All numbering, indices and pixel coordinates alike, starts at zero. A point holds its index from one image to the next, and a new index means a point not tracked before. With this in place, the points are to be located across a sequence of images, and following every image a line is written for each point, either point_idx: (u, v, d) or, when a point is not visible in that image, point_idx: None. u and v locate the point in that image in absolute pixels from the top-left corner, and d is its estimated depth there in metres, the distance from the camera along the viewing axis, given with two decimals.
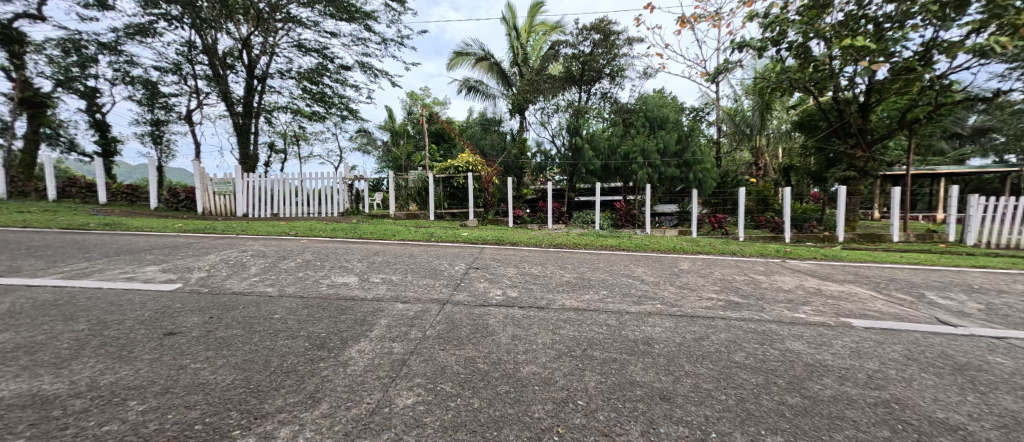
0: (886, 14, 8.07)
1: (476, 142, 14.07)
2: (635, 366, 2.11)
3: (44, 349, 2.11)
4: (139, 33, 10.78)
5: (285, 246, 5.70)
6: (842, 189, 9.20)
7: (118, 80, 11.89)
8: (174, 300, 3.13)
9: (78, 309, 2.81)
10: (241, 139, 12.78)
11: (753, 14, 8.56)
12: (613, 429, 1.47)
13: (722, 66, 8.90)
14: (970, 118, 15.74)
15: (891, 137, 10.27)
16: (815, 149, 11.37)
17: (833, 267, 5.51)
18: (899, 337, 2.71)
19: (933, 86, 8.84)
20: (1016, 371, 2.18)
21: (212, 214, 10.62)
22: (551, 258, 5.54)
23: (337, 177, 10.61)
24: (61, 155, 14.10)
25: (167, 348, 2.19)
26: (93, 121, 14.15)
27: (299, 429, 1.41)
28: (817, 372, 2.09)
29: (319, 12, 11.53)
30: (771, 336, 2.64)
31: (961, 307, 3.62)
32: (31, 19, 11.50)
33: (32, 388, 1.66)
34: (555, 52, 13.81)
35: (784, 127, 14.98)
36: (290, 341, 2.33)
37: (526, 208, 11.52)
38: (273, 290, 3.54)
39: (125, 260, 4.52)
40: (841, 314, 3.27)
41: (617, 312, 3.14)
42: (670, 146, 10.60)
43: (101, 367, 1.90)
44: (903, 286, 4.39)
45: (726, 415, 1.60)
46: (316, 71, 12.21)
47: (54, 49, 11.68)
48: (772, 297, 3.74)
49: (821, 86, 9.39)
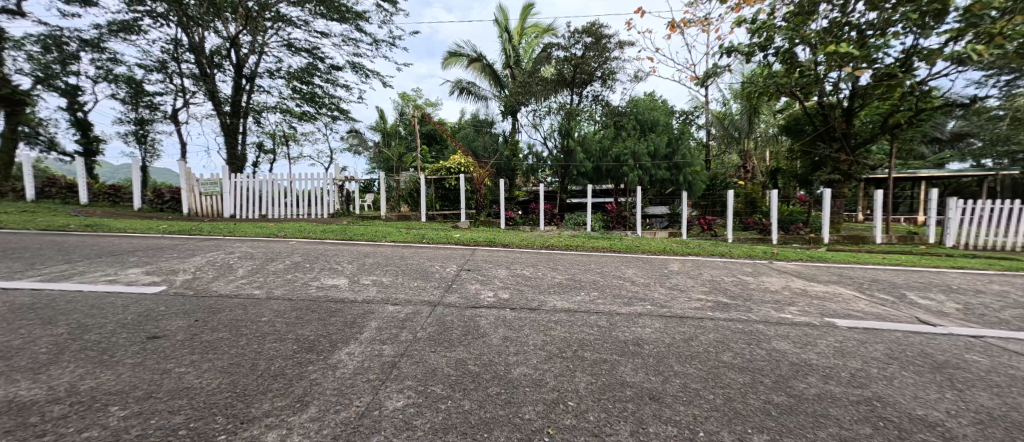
0: (869, 22, 8.28)
1: (468, 143, 14.21)
2: (626, 366, 2.13)
3: (20, 354, 2.04)
4: (123, 31, 10.55)
5: (273, 248, 5.61)
6: (828, 193, 9.33)
7: (100, 78, 11.58)
8: (158, 303, 3.06)
9: (56, 313, 2.72)
10: (228, 139, 12.57)
11: (741, 20, 8.69)
12: (603, 429, 1.49)
13: (710, 71, 9.04)
14: (949, 124, 16.16)
15: (874, 141, 10.55)
16: (802, 152, 11.75)
17: (818, 268, 5.65)
18: (880, 336, 2.78)
19: (914, 92, 9.05)
20: (991, 369, 2.25)
21: (199, 215, 10.37)
22: (543, 259, 5.57)
23: (327, 178, 10.49)
24: (41, 154, 13.67)
25: (149, 352, 2.14)
26: (75, 120, 13.78)
27: (286, 432, 1.39)
28: (802, 371, 2.13)
29: (309, 11, 11.37)
30: (758, 336, 2.69)
31: (940, 307, 3.73)
32: (10, 15, 11.15)
33: (8, 394, 1.60)
34: (548, 54, 13.91)
35: (771, 130, 15.57)
36: (277, 344, 2.30)
37: (519, 210, 11.38)
38: (261, 292, 3.48)
39: (106, 263, 4.39)
40: (825, 314, 3.33)
41: (607, 313, 3.17)
42: (660, 149, 10.87)
43: (81, 373, 1.84)
44: (886, 287, 4.50)
45: (714, 414, 1.62)
46: (306, 71, 12.08)
47: (33, 45, 11.32)
48: (760, 298, 3.80)
49: (807, 91, 9.60)
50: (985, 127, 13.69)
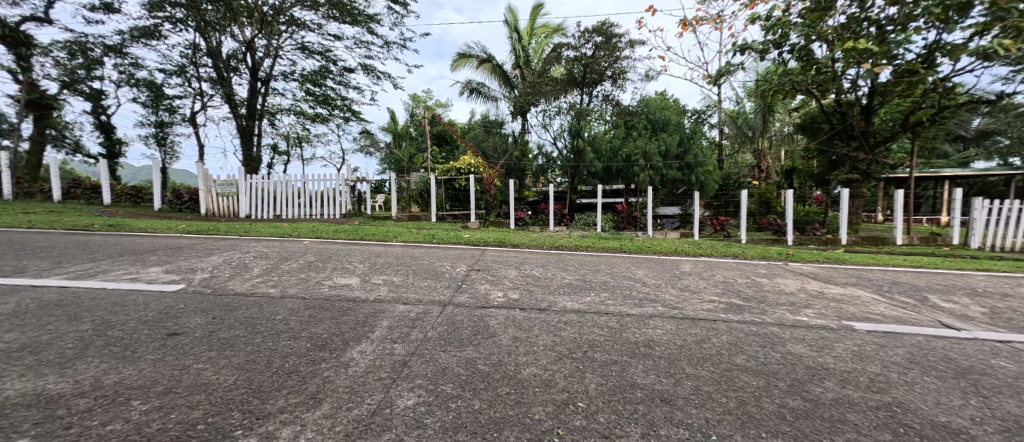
0: (888, 17, 8.05)
1: (478, 144, 14.30)
2: (637, 368, 2.11)
3: (48, 349, 2.12)
4: (144, 36, 10.87)
5: (287, 248, 5.71)
6: (845, 191, 9.02)
7: (123, 82, 11.97)
8: (178, 301, 3.16)
9: (82, 310, 2.83)
10: (244, 141, 12.87)
11: (754, 17, 8.56)
12: (613, 431, 1.48)
13: (723, 69, 8.89)
14: (975, 121, 15.56)
15: (895, 140, 10.23)
16: (818, 151, 11.52)
17: (835, 270, 5.50)
18: (900, 340, 2.70)
19: (936, 89, 8.74)
20: (1020, 375, 2.16)
21: (216, 215, 10.65)
22: (552, 260, 5.55)
23: (338, 179, 10.64)
24: (66, 156, 14.20)
25: (169, 348, 2.20)
26: (99, 123, 14.28)
27: (300, 429, 1.42)
28: (818, 375, 2.08)
29: (322, 15, 11.56)
30: (772, 339, 2.63)
31: (964, 311, 3.59)
32: (39, 22, 11.62)
33: (36, 388, 1.67)
34: (558, 54, 13.87)
35: (786, 129, 15.25)
36: (291, 342, 2.35)
37: (528, 210, 11.40)
38: (275, 291, 3.55)
39: (128, 261, 4.54)
40: (843, 317, 3.25)
41: (618, 314, 3.14)
42: (672, 149, 10.71)
43: (104, 368, 1.91)
44: (906, 290, 4.37)
45: (727, 417, 1.59)
46: (319, 73, 12.29)
47: (60, 52, 11.79)
48: (774, 300, 3.72)
49: (823, 88, 9.39)
50: (1013, 124, 13.18)
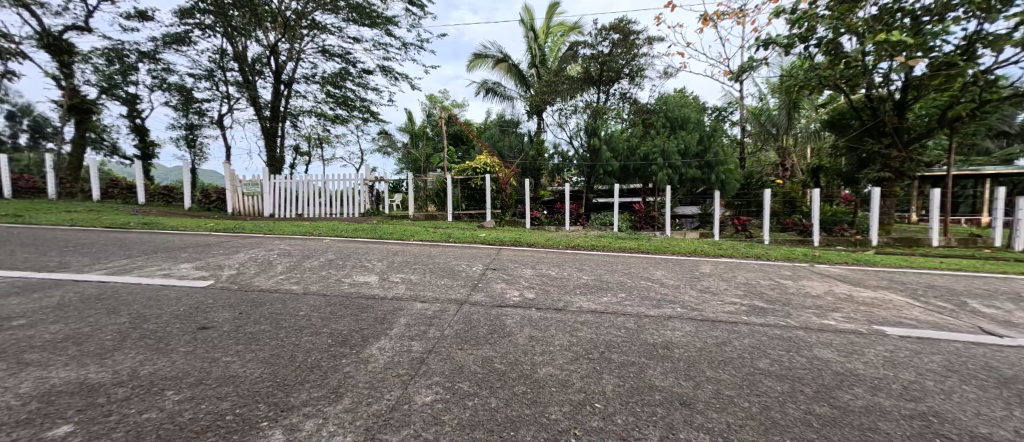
0: (924, 7, 7.65)
1: (493, 143, 14.36)
2: (655, 370, 2.08)
3: (89, 340, 2.25)
4: (175, 42, 11.38)
5: (308, 246, 5.87)
6: (876, 190, 8.62)
7: (156, 87, 12.56)
8: (207, 296, 3.30)
9: (119, 303, 2.99)
10: (268, 142, 13.31)
11: (779, 11, 8.29)
12: (631, 433, 1.46)
13: (745, 65, 8.64)
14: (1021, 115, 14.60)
15: (931, 136, 9.71)
16: (848, 148, 11.05)
17: (865, 272, 5.26)
18: (936, 346, 2.57)
19: (977, 82, 8.25)
20: None
21: (241, 214, 11.04)
22: (568, 260, 5.52)
23: (357, 178, 10.87)
24: (105, 158, 14.99)
25: (199, 341, 2.30)
26: (134, 126, 15.01)
27: (322, 422, 1.46)
28: (847, 381, 2.00)
29: (342, 18, 11.83)
30: (797, 343, 2.55)
31: (1008, 316, 3.39)
32: (80, 31, 12.31)
33: (80, 376, 1.78)
34: (574, 53, 13.77)
35: (812, 126, 14.68)
36: (313, 337, 2.42)
37: (544, 210, 11.38)
38: (298, 288, 3.66)
39: (161, 258, 4.76)
40: (873, 322, 3.11)
41: (635, 315, 3.10)
42: (691, 147, 10.46)
43: (141, 359, 2.01)
44: (943, 294, 4.15)
45: (749, 423, 1.55)
46: (339, 75, 12.58)
47: (99, 59, 12.46)
48: (799, 303, 3.59)
49: (852, 83, 9.00)
50: None
